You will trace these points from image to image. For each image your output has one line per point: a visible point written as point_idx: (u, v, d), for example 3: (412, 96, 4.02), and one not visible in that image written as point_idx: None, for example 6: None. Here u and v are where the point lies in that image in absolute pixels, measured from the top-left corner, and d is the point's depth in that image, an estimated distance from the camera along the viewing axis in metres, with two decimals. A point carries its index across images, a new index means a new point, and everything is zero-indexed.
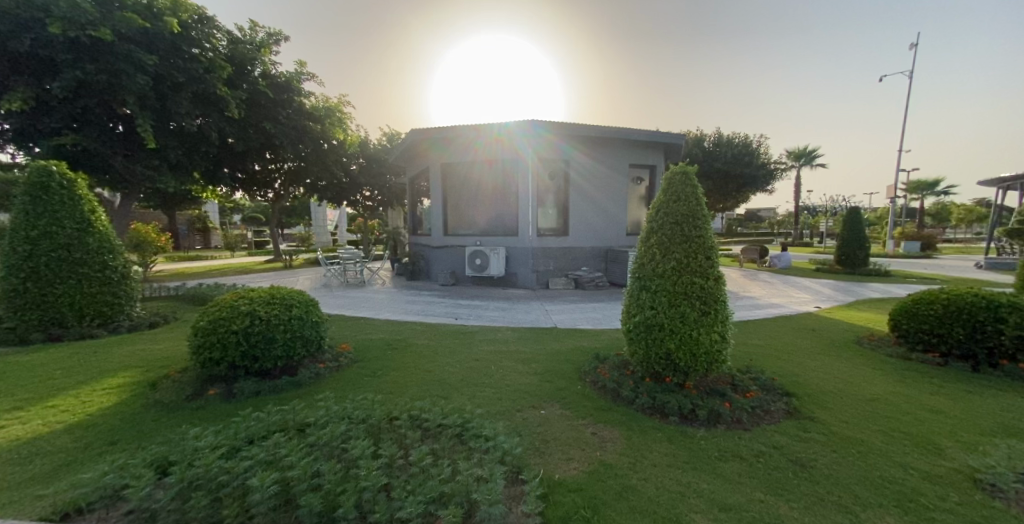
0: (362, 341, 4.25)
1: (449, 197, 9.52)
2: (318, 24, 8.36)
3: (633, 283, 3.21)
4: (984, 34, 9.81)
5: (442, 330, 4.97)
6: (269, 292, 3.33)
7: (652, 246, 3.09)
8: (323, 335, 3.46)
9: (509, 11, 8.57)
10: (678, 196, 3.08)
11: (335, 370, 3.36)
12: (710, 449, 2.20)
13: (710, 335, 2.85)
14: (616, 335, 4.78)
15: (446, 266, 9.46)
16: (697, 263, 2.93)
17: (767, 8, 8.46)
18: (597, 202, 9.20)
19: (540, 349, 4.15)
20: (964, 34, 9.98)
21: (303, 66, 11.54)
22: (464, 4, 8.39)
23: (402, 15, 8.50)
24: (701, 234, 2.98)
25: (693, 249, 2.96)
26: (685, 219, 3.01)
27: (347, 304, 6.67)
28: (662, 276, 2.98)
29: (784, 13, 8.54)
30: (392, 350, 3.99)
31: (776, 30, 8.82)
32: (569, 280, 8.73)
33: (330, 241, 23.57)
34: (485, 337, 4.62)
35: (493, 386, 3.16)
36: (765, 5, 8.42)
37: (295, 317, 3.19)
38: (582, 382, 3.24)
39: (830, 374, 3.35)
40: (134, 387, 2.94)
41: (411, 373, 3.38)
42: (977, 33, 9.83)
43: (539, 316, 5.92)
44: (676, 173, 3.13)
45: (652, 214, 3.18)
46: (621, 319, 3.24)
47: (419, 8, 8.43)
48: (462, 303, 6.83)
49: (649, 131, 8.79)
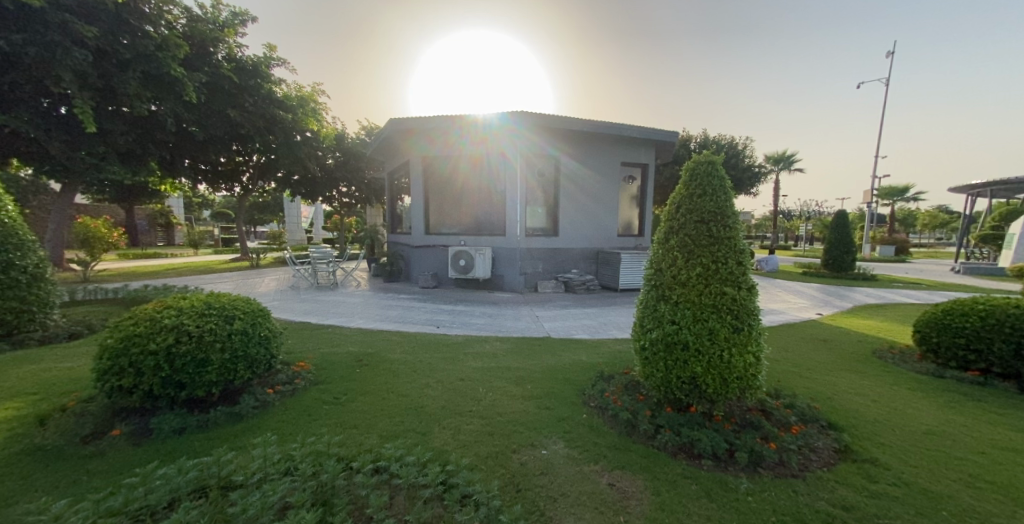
0: (327, 355, 3.64)
1: (431, 193, 8.90)
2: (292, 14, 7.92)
3: (647, 291, 2.77)
4: (967, 46, 9.85)
5: (421, 341, 4.38)
6: (204, 299, 2.65)
7: (672, 249, 2.65)
8: (273, 352, 2.81)
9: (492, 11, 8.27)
10: (703, 189, 2.65)
11: (289, 397, 2.72)
12: (766, 513, 1.72)
13: (743, 357, 2.41)
14: (616, 347, 4.32)
15: (427, 267, 8.82)
16: (727, 270, 2.49)
17: (749, 21, 8.40)
18: (588, 201, 8.76)
19: (534, 366, 3.63)
20: (947, 45, 10.00)
21: (273, 51, 10.72)
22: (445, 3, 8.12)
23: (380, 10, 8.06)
24: (732, 236, 2.54)
25: (723, 251, 2.52)
26: (713, 214, 2.58)
27: (316, 310, 5.97)
28: (685, 284, 2.55)
29: (765, 26, 8.50)
30: (362, 368, 3.40)
31: (779, 32, 8.60)
32: (558, 283, 8.25)
33: (304, 238, 22.42)
34: (471, 349, 4.07)
35: (482, 416, 2.62)
36: (747, 17, 8.33)
37: (236, 332, 2.53)
38: (586, 409, 2.75)
39: (864, 395, 2.96)
40: (10, 423, 2.20)
41: (382, 400, 2.80)
42: (960, 45, 9.85)
43: (529, 324, 5.41)
44: (700, 164, 2.71)
45: (671, 211, 2.74)
46: (633, 334, 2.78)
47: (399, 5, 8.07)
48: (445, 308, 6.23)
49: (643, 128, 8.41)
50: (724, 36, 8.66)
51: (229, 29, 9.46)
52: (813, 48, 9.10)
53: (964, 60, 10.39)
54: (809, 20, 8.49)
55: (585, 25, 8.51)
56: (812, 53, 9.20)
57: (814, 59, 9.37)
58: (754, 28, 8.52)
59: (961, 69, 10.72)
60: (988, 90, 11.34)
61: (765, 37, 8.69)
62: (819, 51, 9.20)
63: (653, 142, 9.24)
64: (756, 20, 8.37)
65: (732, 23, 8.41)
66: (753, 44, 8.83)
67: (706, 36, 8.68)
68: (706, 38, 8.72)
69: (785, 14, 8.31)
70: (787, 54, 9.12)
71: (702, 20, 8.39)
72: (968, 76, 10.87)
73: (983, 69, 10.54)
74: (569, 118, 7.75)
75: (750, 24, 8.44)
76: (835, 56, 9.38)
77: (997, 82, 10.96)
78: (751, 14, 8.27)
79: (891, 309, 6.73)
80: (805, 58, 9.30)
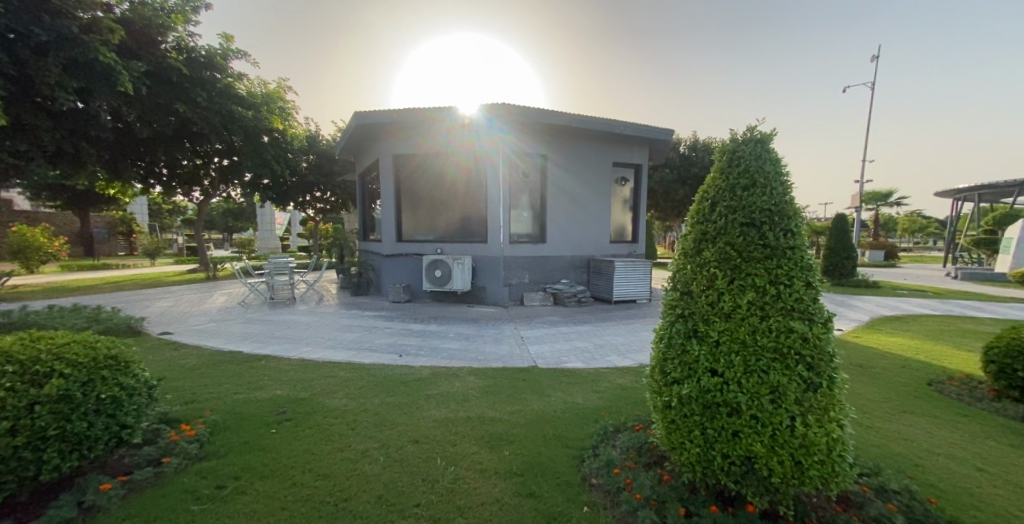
0: (241, 404, 2.74)
1: (403, 196, 7.98)
2: (257, 15, 7.50)
3: (669, 323, 1.99)
4: (961, 56, 9.38)
5: (374, 377, 3.48)
6: (4, 346, 1.70)
7: (708, 265, 1.85)
8: (128, 421, 1.86)
9: (465, 12, 7.75)
10: (748, 175, 1.86)
11: (139, 492, 1.78)
12: None
13: (823, 428, 1.62)
14: (619, 380, 3.52)
15: (400, 278, 7.88)
16: (793, 295, 1.69)
17: (738, 43, 8.06)
18: (578, 205, 7.99)
19: (516, 415, 2.77)
20: (941, 54, 9.55)
21: (229, 41, 9.85)
22: (415, 7, 7.66)
23: (345, 11, 7.55)
24: (796, 245, 1.75)
25: (785, 266, 1.72)
26: (765, 209, 1.79)
27: (258, 331, 5.00)
28: (730, 317, 1.75)
29: (753, 48, 8.15)
30: (283, 424, 2.51)
31: (779, 47, 8.17)
32: (547, 296, 7.43)
33: (277, 246, 21.15)
34: (437, 389, 3.22)
35: (433, 518, 1.75)
36: (736, 39, 8.00)
37: (43, 401, 1.58)
38: (589, 497, 1.91)
39: (960, 462, 2.20)
40: None
41: (292, 486, 1.91)
42: (956, 54, 9.37)
43: (513, 348, 4.57)
44: (746, 144, 1.93)
45: (702, 209, 1.97)
46: (657, 386, 1.98)
47: (365, 9, 7.58)
48: (415, 328, 5.33)
49: (636, 125, 7.71)
50: (718, 52, 8.25)
51: (178, 15, 8.53)
52: (813, 65, 8.64)
53: (961, 70, 9.91)
54: (808, 37, 8.08)
55: (576, 28, 7.99)
56: (811, 71, 8.73)
57: (814, 76, 8.85)
58: (752, 45, 8.11)
59: (960, 79, 10.21)
60: (982, 100, 10.96)
61: (760, 56, 8.31)
62: (817, 67, 8.69)
63: (646, 142, 8.59)
64: (754, 35, 7.95)
65: (730, 38, 7.99)
66: (751, 61, 8.43)
67: (702, 51, 8.25)
68: (704, 53, 8.28)
69: (781, 32, 7.91)
70: (783, 72, 8.71)
71: (698, 35, 7.98)
72: (964, 86, 10.43)
73: (979, 79, 10.12)
74: (556, 112, 6.98)
75: (741, 43, 8.07)
76: (834, 68, 8.82)
77: (995, 91, 10.48)
78: (742, 28, 7.81)
79: (912, 323, 6.12)
80: (804, 76, 8.83)
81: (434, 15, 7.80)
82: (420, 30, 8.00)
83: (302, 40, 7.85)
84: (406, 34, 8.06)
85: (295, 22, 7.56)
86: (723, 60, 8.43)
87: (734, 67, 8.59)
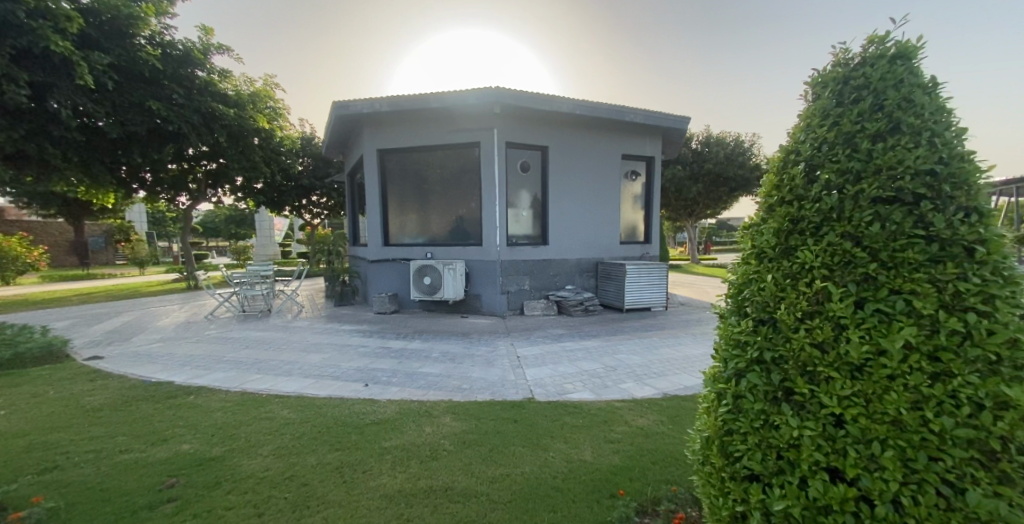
0: (116, 475, 1.98)
1: (388, 195, 7.21)
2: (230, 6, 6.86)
3: (739, 374, 1.18)
4: None
5: (322, 418, 2.70)
6: None
7: (814, 275, 1.04)
8: None
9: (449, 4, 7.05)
10: (882, 113, 1.04)
11: None
12: None
13: None
14: (640, 420, 2.72)
15: (387, 287, 7.12)
16: (1008, 332, 0.85)
17: (738, 45, 6.82)
18: (583, 202, 7.17)
19: (498, 487, 1.96)
20: None
21: (208, 35, 9.31)
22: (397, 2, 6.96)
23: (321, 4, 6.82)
24: (998, 239, 0.90)
25: (976, 280, 0.88)
26: (923, 170, 0.96)
27: (208, 352, 4.27)
28: (867, 373, 0.93)
29: (756, 52, 6.78)
30: (156, 512, 1.72)
31: (789, 54, 6.54)
32: (550, 303, 6.62)
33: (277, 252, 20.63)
34: (399, 439, 2.44)
35: None
36: (737, 39, 6.73)
37: None
38: None
39: None
40: None
41: None
42: None
43: (507, 372, 3.78)
44: (869, 63, 1.11)
45: (791, 179, 1.17)
46: (725, 481, 1.18)
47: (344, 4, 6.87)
48: (394, 347, 4.55)
49: (646, 112, 6.89)
50: (718, 52, 7.10)
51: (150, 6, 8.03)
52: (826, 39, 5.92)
53: None
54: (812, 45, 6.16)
55: (569, 21, 7.17)
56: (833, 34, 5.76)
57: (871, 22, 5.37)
58: (755, 48, 6.74)
59: None
60: None
61: (767, 59, 6.82)
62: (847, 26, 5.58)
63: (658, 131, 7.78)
64: (752, 33, 6.55)
65: (729, 31, 6.71)
66: (758, 61, 6.93)
67: (695, 46, 7.13)
68: (705, 53, 7.19)
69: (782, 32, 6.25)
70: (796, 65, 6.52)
71: (697, 33, 6.90)
72: None
73: None
74: (556, 98, 6.17)
75: (745, 45, 6.76)
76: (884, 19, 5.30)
77: None
78: (744, 27, 6.53)
79: None
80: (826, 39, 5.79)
81: (423, 14, 7.20)
82: (412, 28, 7.44)
83: (280, 33, 7.18)
84: (391, 26, 7.39)
85: (275, 20, 6.99)
86: (726, 61, 7.22)
87: (744, 72, 7.29)
